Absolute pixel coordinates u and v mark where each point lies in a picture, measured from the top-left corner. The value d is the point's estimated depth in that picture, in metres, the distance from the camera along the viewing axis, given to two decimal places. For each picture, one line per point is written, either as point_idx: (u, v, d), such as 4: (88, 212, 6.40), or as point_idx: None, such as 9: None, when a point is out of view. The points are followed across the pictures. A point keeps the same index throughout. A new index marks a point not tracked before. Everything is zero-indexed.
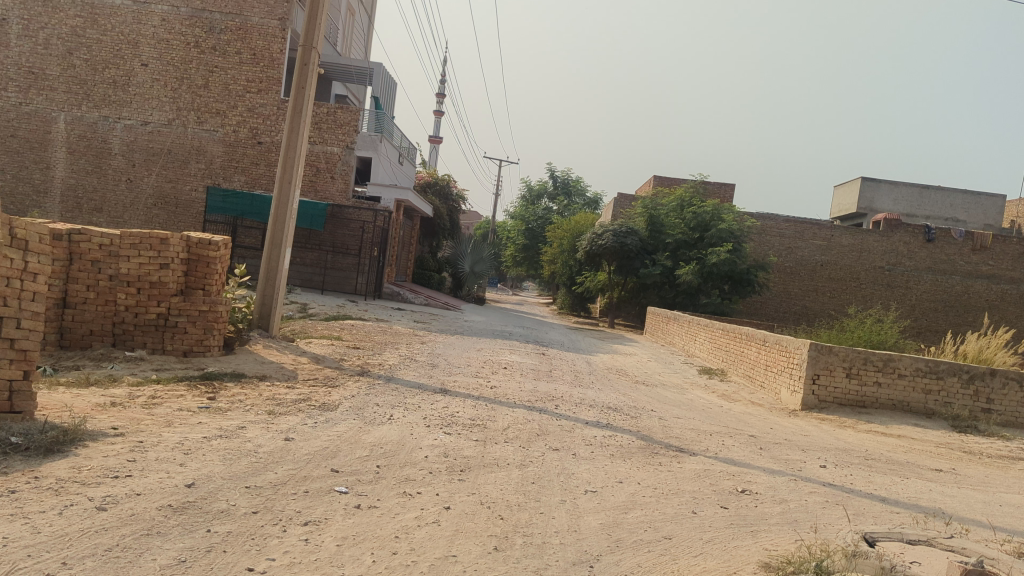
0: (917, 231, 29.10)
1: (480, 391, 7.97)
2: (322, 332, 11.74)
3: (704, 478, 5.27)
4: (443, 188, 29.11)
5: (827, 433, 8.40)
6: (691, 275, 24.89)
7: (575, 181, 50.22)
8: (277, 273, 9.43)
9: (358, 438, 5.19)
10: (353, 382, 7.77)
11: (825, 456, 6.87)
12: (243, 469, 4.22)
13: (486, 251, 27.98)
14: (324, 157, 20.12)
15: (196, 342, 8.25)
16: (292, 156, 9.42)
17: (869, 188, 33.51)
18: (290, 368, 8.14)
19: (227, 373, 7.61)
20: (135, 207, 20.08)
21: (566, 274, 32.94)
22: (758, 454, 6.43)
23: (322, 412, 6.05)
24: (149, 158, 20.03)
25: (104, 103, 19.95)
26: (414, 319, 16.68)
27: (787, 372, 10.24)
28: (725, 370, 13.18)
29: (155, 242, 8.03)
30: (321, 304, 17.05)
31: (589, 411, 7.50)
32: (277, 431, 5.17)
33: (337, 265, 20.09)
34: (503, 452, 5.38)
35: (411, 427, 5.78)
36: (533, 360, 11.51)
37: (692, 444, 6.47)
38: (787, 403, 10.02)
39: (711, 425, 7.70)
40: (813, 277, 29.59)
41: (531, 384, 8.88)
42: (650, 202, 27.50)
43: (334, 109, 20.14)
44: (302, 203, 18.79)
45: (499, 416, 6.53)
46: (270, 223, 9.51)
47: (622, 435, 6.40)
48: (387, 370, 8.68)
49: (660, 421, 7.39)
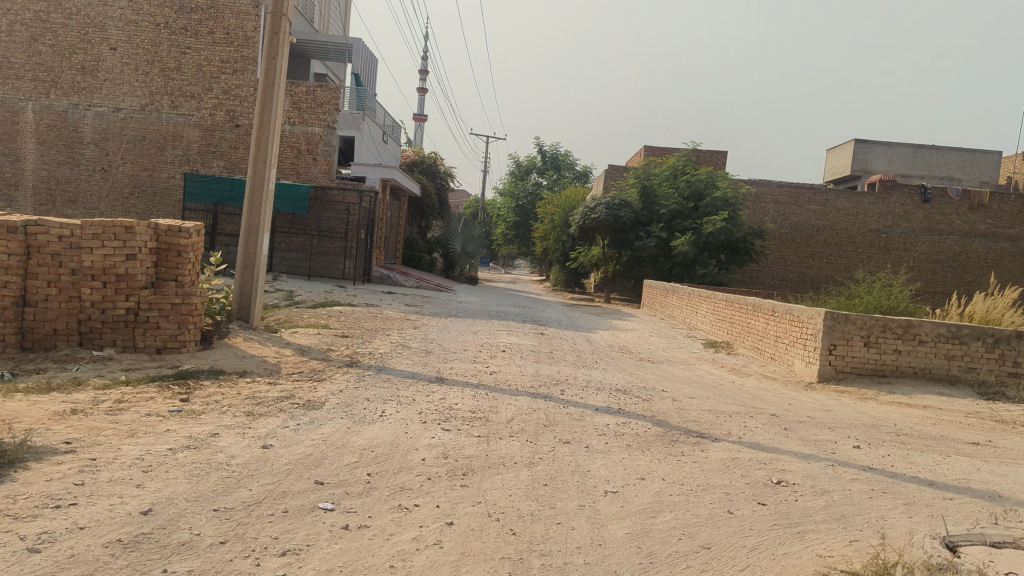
0: (913, 192, 28.58)
1: (480, 378, 7.41)
2: (309, 320, 11.16)
3: (733, 469, 4.70)
4: (430, 166, 28.46)
5: (850, 407, 7.88)
6: (687, 246, 24.35)
7: (564, 154, 49.42)
8: (255, 260, 8.79)
9: (346, 442, 4.61)
10: (341, 374, 7.19)
11: (856, 434, 6.33)
12: (211, 487, 3.65)
13: (476, 229, 27.38)
14: (305, 138, 19.41)
15: (170, 339, 7.59)
16: (266, 133, 8.73)
17: (863, 149, 32.91)
18: (273, 362, 7.54)
19: (205, 370, 6.97)
20: (110, 197, 19.38)
21: (559, 250, 32.38)
22: (786, 437, 5.88)
23: (307, 411, 5.47)
24: (122, 146, 19.29)
25: (73, 89, 19.14)
26: (406, 303, 16.09)
27: (800, 344, 9.71)
28: (731, 343, 12.66)
29: (118, 230, 7.40)
30: (308, 291, 16.44)
31: (597, 395, 6.95)
32: (253, 436, 4.60)
33: (324, 250, 19.43)
34: (509, 448, 4.82)
35: (405, 424, 5.21)
36: (532, 341, 10.95)
37: (713, 428, 5.93)
38: (802, 376, 9.50)
39: (728, 404, 7.17)
40: (810, 243, 29.10)
41: (532, 368, 8.32)
42: (642, 172, 26.89)
43: (313, 87, 19.35)
44: (284, 187, 18.07)
45: (501, 406, 5.96)
46: (245, 207, 8.84)
47: (637, 421, 5.84)
48: (377, 359, 8.09)
49: (674, 403, 6.83)
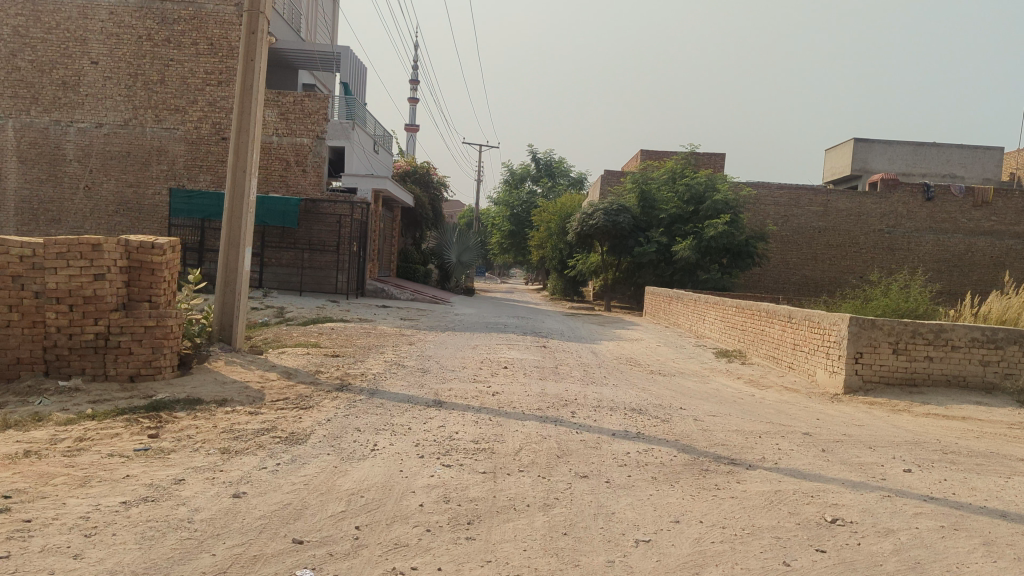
0: (915, 190, 28.09)
1: (483, 400, 6.80)
2: (298, 339, 10.54)
3: (779, 506, 4.10)
4: (423, 176, 27.92)
5: (884, 422, 7.28)
6: (688, 251, 23.75)
7: (558, 162, 48.88)
8: (236, 276, 8.16)
9: (331, 486, 3.99)
10: (330, 400, 6.56)
11: (901, 454, 5.74)
12: (165, 554, 3.02)
13: (471, 239, 26.81)
14: (293, 150, 18.85)
15: (144, 365, 6.95)
16: (245, 141, 8.14)
17: (862, 149, 32.41)
18: (256, 389, 6.91)
19: (181, 400, 6.35)
20: (94, 215, 18.75)
21: (557, 259, 31.77)
22: (827, 461, 5.27)
23: (289, 447, 4.83)
24: (106, 162, 18.67)
25: (54, 106, 18.53)
26: (401, 317, 15.46)
27: (822, 353, 9.11)
28: (743, 352, 12.05)
29: (85, 249, 6.77)
30: (300, 307, 15.81)
31: (612, 416, 6.34)
32: (224, 482, 3.94)
33: (315, 264, 18.80)
34: (520, 487, 4.21)
35: (401, 460, 4.59)
36: (535, 356, 10.33)
37: (744, 452, 5.33)
38: (825, 386, 8.90)
39: (754, 422, 6.57)
40: (812, 246, 28.55)
41: (537, 386, 7.71)
42: (640, 176, 26.33)
43: (301, 98, 18.81)
44: (273, 200, 17.46)
45: (508, 434, 5.33)
46: (225, 220, 8.22)
47: (661, 448, 5.23)
48: (370, 381, 7.46)
49: (698, 424, 6.22)
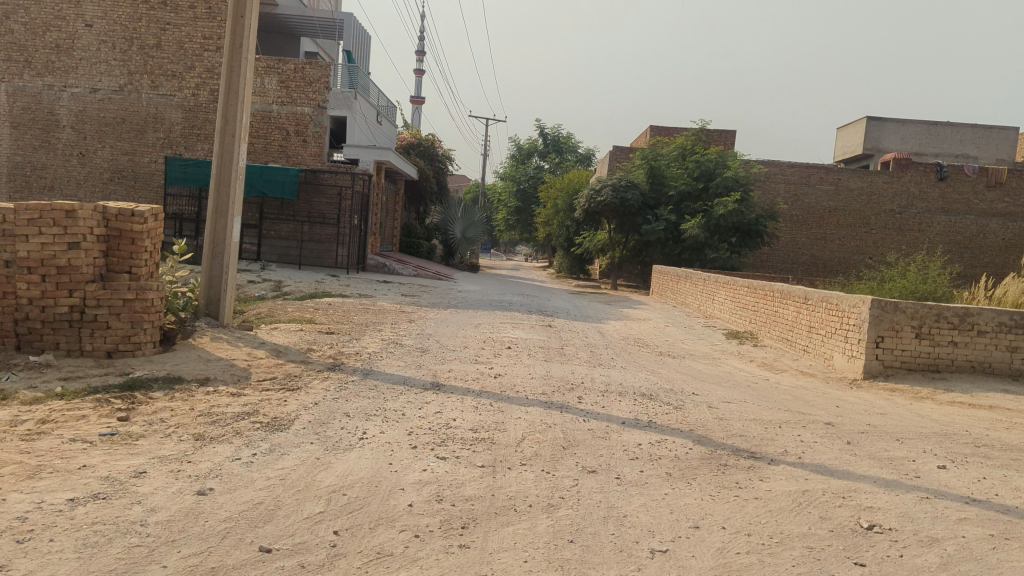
0: (928, 169, 27.47)
1: (483, 382, 6.39)
2: (293, 314, 10.11)
3: (808, 509, 3.68)
4: (427, 149, 27.33)
5: (907, 410, 6.84)
6: (697, 229, 23.27)
7: (566, 137, 48.19)
8: (224, 247, 7.72)
9: (311, 481, 3.58)
10: (320, 380, 6.17)
11: (932, 447, 5.31)
12: (108, 566, 2.61)
13: (477, 214, 26.32)
14: (294, 119, 18.34)
15: (122, 341, 6.53)
16: (234, 102, 7.64)
17: (875, 127, 31.75)
18: (242, 367, 6.51)
19: (159, 378, 5.96)
20: (89, 183, 18.33)
21: (563, 236, 31.27)
22: (854, 456, 4.84)
23: (269, 433, 4.42)
24: (100, 129, 18.21)
25: (48, 70, 18.04)
26: (402, 293, 15.02)
27: (840, 336, 8.66)
28: (755, 334, 11.63)
29: (58, 215, 6.34)
30: (298, 281, 15.35)
31: (621, 402, 5.93)
32: (189, 476, 3.53)
33: (315, 237, 18.34)
34: (521, 484, 3.79)
35: (391, 451, 4.18)
36: (540, 335, 9.89)
37: (764, 444, 4.92)
38: (843, 371, 8.47)
39: (772, 409, 6.15)
40: (821, 225, 28.04)
41: (541, 368, 7.30)
42: (649, 152, 25.74)
43: (302, 65, 18.28)
44: (272, 170, 16.97)
45: (508, 422, 4.90)
46: (213, 187, 7.75)
47: (674, 439, 4.80)
48: (364, 361, 7.03)
49: (712, 412, 5.79)
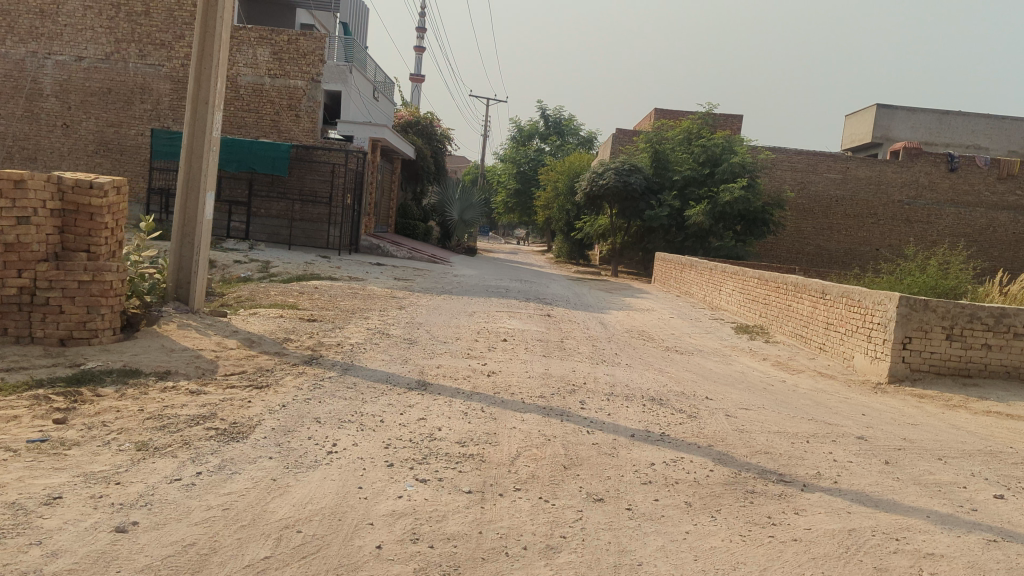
0: (938, 160, 26.77)
1: (475, 381, 5.78)
2: (276, 298, 9.47)
3: (861, 558, 3.06)
4: (426, 128, 26.53)
5: (939, 421, 6.22)
6: (702, 216, 22.66)
7: (568, 119, 47.33)
8: (195, 225, 7.06)
9: (262, 511, 2.95)
10: (293, 376, 5.55)
11: (982, 468, 4.71)
12: None
13: (475, 196, 25.64)
14: (287, 93, 17.62)
15: (76, 326, 5.89)
16: (209, 67, 6.96)
17: (885, 115, 31.00)
18: (209, 359, 5.87)
19: (113, 370, 5.33)
20: (73, 155, 17.61)
21: (563, 220, 30.60)
22: (896, 480, 4.22)
23: (223, 443, 3.78)
24: (86, 99, 17.47)
25: (32, 36, 17.32)
26: (395, 276, 14.38)
27: (862, 335, 8.04)
28: (766, 328, 11.01)
29: (7, 185, 5.70)
30: (287, 262, 14.70)
31: (629, 408, 5.32)
32: (112, 505, 2.89)
33: (307, 216, 17.76)
34: (514, 518, 3.17)
35: (363, 470, 3.54)
36: (538, 326, 9.26)
37: (795, 465, 4.29)
38: (864, 373, 7.85)
39: (796, 419, 5.55)
40: (828, 215, 27.39)
41: (540, 364, 6.68)
42: (654, 135, 25.04)
43: (296, 37, 17.53)
44: (262, 145, 16.24)
45: (501, 434, 4.26)
46: (184, 160, 7.09)
47: (692, 457, 4.16)
48: (346, 354, 6.39)
49: (732, 422, 5.16)
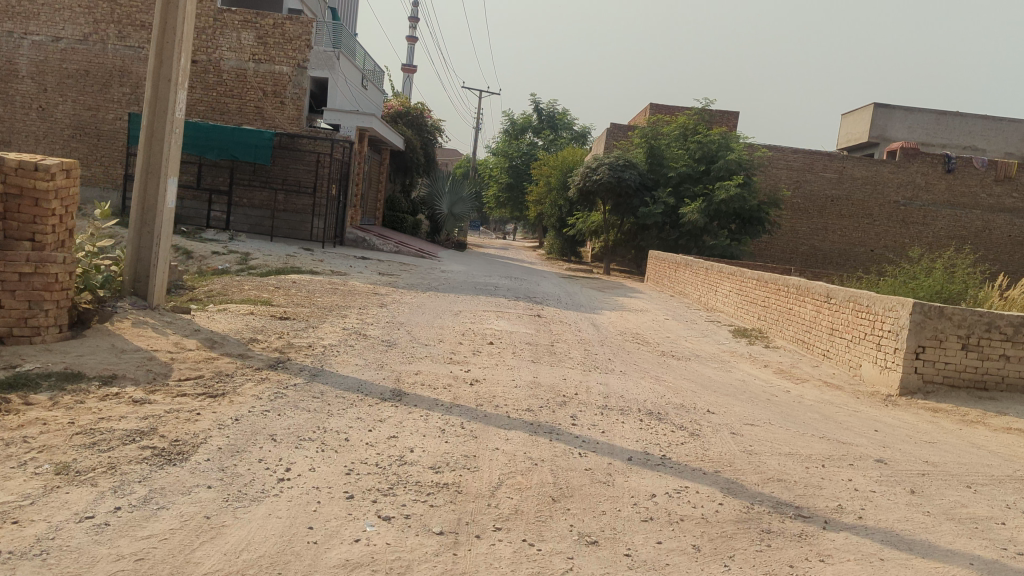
0: (935, 160, 26.38)
1: (456, 390, 5.25)
2: (249, 293, 8.91)
3: None
4: (417, 119, 25.86)
5: (958, 438, 5.73)
6: (697, 214, 22.20)
7: (561, 113, 46.78)
8: (155, 213, 6.51)
9: (184, 565, 2.41)
10: (255, 383, 5.01)
11: (1018, 499, 4.20)
12: None
13: (465, 189, 25.09)
14: (271, 79, 17.02)
15: (16, 323, 5.30)
16: (171, 41, 6.41)
17: (882, 115, 30.61)
18: (162, 361, 5.32)
19: (52, 374, 4.76)
20: (48, 139, 16.93)
21: (555, 216, 30.05)
22: (928, 515, 3.71)
23: (154, 469, 3.23)
24: (63, 81, 16.80)
25: (7, 15, 16.68)
26: (379, 271, 13.85)
27: (870, 342, 7.57)
28: (764, 332, 10.54)
29: None
30: (267, 254, 14.12)
31: (626, 424, 4.81)
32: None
33: (291, 207, 17.08)
34: (492, 570, 2.65)
35: (316, 505, 3.01)
36: (526, 327, 8.74)
37: (813, 496, 3.78)
38: (874, 383, 7.37)
39: (808, 438, 5.05)
40: (823, 215, 26.97)
41: (528, 371, 6.17)
42: (649, 130, 24.46)
43: (282, 21, 16.94)
44: (245, 132, 15.63)
45: (481, 458, 3.74)
46: (144, 143, 6.54)
47: (698, 488, 3.65)
48: (316, 357, 5.85)
49: (738, 442, 4.64)
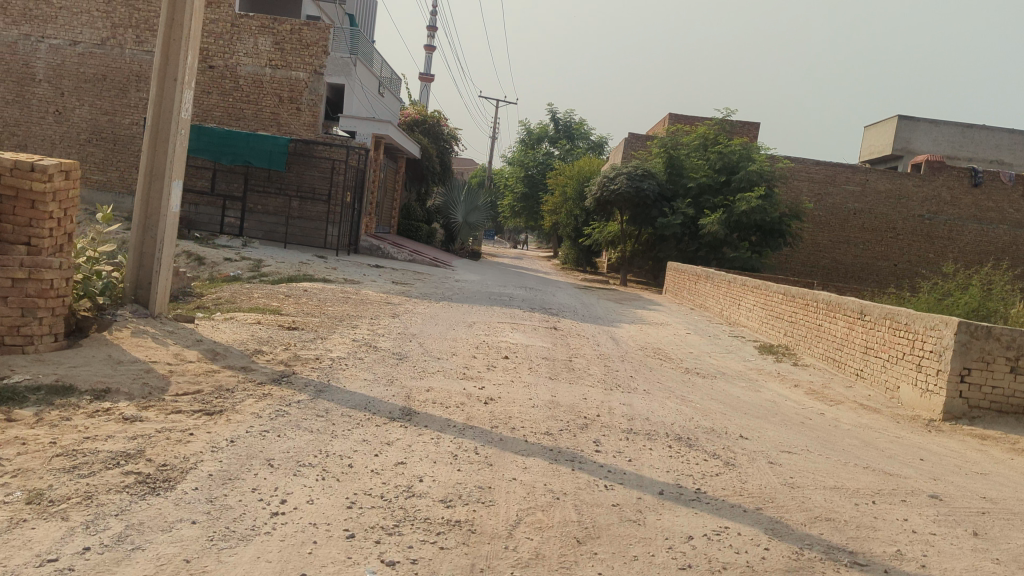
0: (961, 174, 25.83)
1: (471, 410, 4.90)
2: (257, 302, 8.61)
3: None
4: (433, 127, 25.66)
5: (1011, 469, 5.32)
6: (717, 225, 21.75)
7: (578, 123, 46.51)
8: (158, 217, 6.22)
9: None
10: (257, 400, 4.67)
11: None
12: None
13: (481, 198, 24.79)
14: (287, 85, 16.81)
15: (8, 331, 4.97)
16: (178, 37, 6.12)
17: (906, 127, 30.08)
18: (160, 374, 4.98)
19: (41, 387, 4.41)
20: (64, 143, 16.78)
21: (571, 226, 29.69)
22: (999, 564, 3.32)
23: (136, 500, 2.88)
24: (79, 85, 16.65)
25: (26, 19, 16.61)
26: (393, 280, 13.57)
27: (909, 363, 7.17)
28: (791, 349, 10.13)
29: None
30: (280, 261, 13.86)
31: (655, 451, 4.45)
32: None
33: (305, 214, 16.84)
34: None
35: (311, 547, 2.66)
36: (543, 341, 8.37)
37: (868, 539, 3.39)
38: (914, 407, 6.96)
39: (851, 470, 4.66)
40: (845, 229, 26.45)
41: (547, 390, 5.81)
42: (668, 141, 24.09)
43: (299, 26, 16.74)
44: (260, 138, 15.40)
45: (498, 490, 3.38)
46: (149, 145, 6.25)
47: (739, 529, 3.28)
48: (323, 372, 5.51)
49: (778, 473, 4.26)
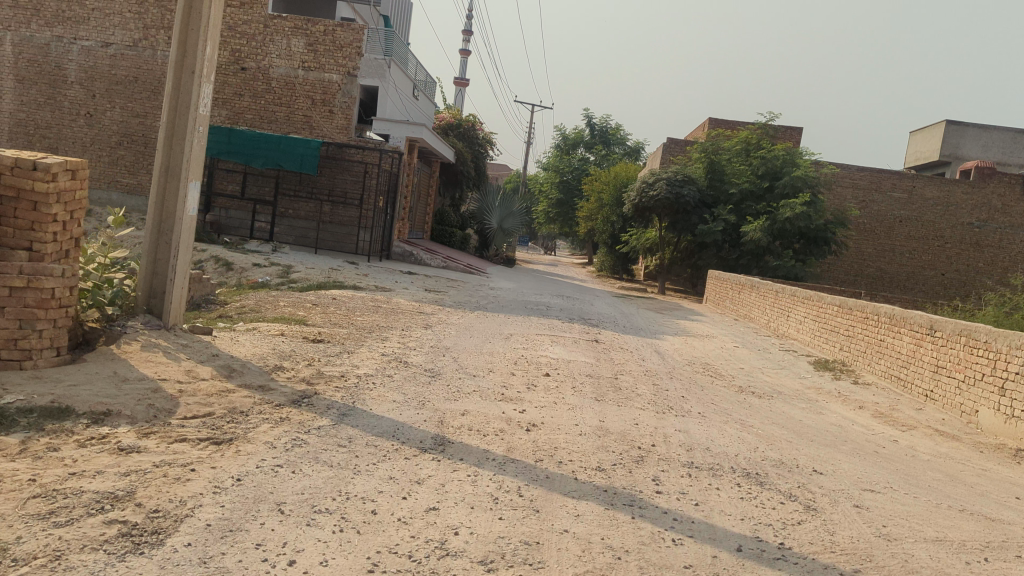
0: (1013, 181, 24.78)
1: (512, 439, 4.35)
2: (283, 311, 8.17)
3: None
4: (468, 131, 25.20)
5: None
6: (759, 232, 20.99)
7: (614, 129, 45.88)
8: (173, 220, 5.78)
9: None
10: (273, 426, 4.17)
11: None
12: None
13: (516, 204, 24.28)
14: (320, 87, 16.47)
15: (3, 344, 4.54)
16: (194, 25, 5.68)
17: (954, 133, 29.01)
18: (168, 394, 4.51)
19: (34, 409, 3.97)
20: (96, 146, 16.60)
21: (607, 232, 29.09)
22: None
23: (113, 562, 2.39)
24: (110, 87, 16.44)
25: (58, 20, 16.46)
26: (426, 288, 13.11)
27: (990, 386, 6.50)
28: (848, 365, 9.46)
29: None
30: (309, 267, 13.45)
31: (724, 492, 3.86)
32: None
33: (336, 219, 16.47)
34: None
35: None
36: (585, 356, 7.83)
37: None
38: (997, 433, 6.29)
39: (949, 516, 4.04)
40: (891, 237, 25.52)
41: (595, 414, 5.24)
42: (709, 145, 23.39)
43: (332, 27, 16.36)
44: (291, 141, 15.06)
45: (547, 547, 2.84)
46: (164, 144, 5.83)
47: None
48: (349, 393, 5.00)
49: (869, 522, 3.67)
